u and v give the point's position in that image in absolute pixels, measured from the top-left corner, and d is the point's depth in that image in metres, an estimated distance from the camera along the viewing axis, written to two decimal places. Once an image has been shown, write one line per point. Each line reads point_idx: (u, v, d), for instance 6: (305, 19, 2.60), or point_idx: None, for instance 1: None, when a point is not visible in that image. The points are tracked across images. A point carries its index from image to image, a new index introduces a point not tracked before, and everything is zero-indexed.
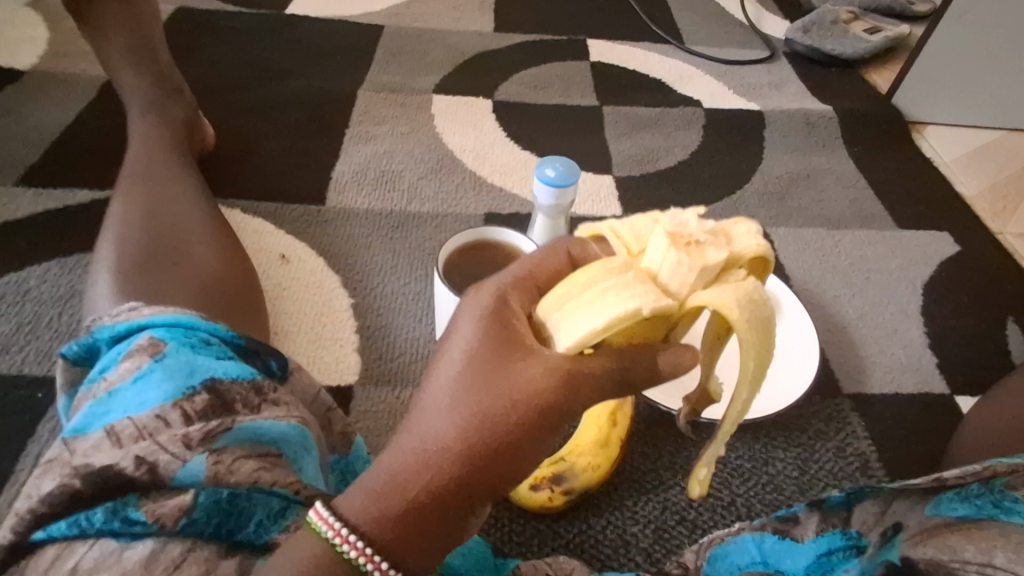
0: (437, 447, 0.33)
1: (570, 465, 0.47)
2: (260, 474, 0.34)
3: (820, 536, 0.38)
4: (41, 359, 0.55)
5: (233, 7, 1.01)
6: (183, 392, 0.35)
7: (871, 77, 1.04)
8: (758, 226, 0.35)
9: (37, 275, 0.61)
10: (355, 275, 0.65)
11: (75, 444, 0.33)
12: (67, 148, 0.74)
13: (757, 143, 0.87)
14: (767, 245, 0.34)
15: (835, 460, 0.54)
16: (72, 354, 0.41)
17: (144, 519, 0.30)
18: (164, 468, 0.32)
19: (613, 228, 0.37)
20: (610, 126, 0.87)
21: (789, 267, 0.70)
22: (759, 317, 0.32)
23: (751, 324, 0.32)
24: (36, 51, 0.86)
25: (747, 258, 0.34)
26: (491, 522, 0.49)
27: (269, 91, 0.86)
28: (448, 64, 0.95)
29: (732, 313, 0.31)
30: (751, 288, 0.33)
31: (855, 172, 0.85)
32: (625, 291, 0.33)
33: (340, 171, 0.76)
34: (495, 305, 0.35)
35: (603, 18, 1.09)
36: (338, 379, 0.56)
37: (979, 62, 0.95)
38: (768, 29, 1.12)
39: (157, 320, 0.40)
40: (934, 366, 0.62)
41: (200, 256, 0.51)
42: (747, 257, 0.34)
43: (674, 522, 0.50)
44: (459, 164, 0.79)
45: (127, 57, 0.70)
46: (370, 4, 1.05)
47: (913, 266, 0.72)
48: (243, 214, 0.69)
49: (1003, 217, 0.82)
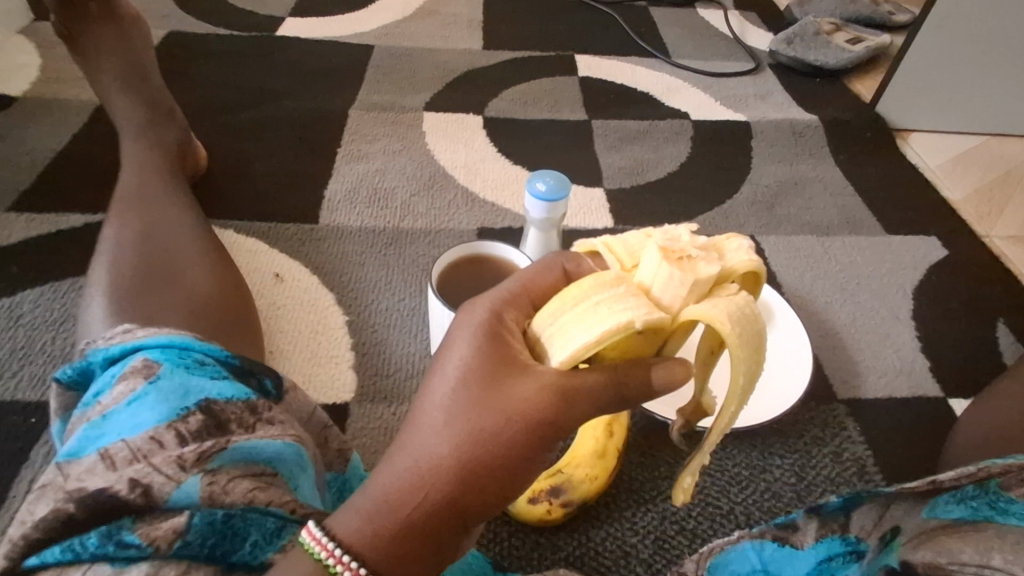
0: (433, 465, 0.33)
1: (567, 477, 0.47)
2: (254, 494, 0.34)
3: (820, 542, 0.38)
4: (35, 384, 0.54)
5: (224, 30, 1.02)
6: (177, 413, 0.35)
7: (854, 86, 1.05)
8: (750, 241, 0.35)
9: (31, 300, 0.61)
10: (349, 292, 0.65)
11: (69, 468, 0.33)
12: (60, 173, 0.74)
13: (745, 153, 0.89)
14: (758, 259, 0.35)
15: (831, 466, 0.54)
16: (66, 377, 0.41)
17: (138, 542, 0.30)
18: (159, 490, 0.32)
19: (607, 243, 0.38)
20: (600, 139, 0.88)
21: (780, 274, 0.71)
22: (750, 331, 0.32)
23: (743, 339, 0.32)
24: (28, 77, 0.87)
25: (739, 273, 0.35)
26: (490, 538, 0.48)
27: (261, 112, 0.87)
28: (438, 81, 0.96)
29: (724, 327, 0.32)
30: (743, 303, 0.33)
31: (843, 179, 0.86)
32: (618, 304, 0.33)
33: (332, 190, 0.76)
34: (490, 321, 0.35)
35: (590, 34, 1.11)
36: (334, 397, 0.56)
37: (960, 69, 0.97)
38: (752, 41, 1.14)
39: (151, 342, 0.40)
40: (927, 369, 0.63)
41: (193, 277, 0.51)
42: (740, 272, 0.34)
43: (674, 532, 0.50)
44: (451, 180, 0.80)
45: (117, 83, 0.71)
46: (360, 25, 1.07)
47: (902, 271, 0.73)
48: (236, 234, 0.69)
49: (989, 220, 0.83)
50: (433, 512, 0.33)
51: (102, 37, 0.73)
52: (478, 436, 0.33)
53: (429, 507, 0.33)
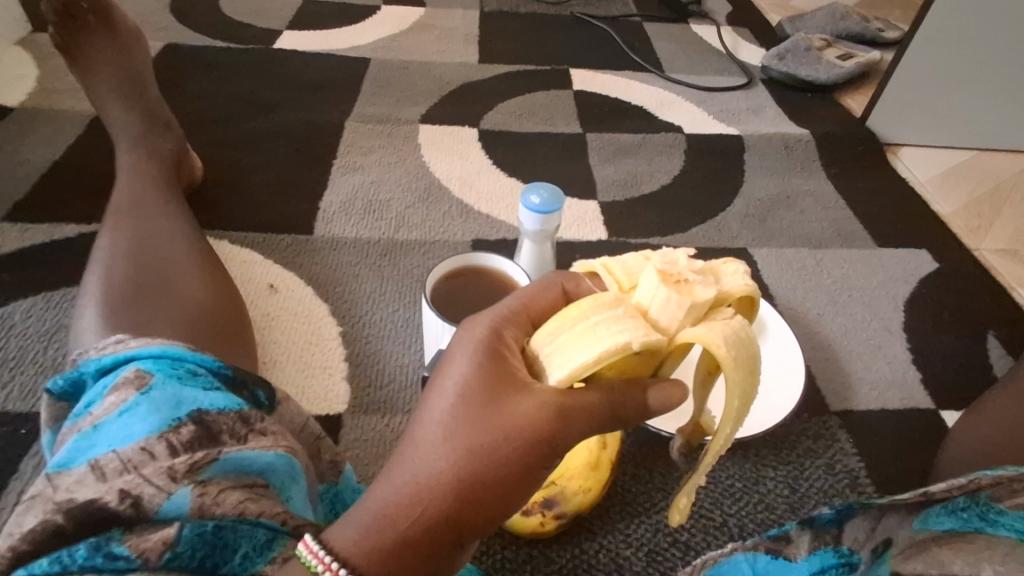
0: (431, 480, 0.33)
1: (561, 489, 0.46)
2: (246, 505, 0.34)
3: (813, 554, 0.38)
4: (25, 396, 0.54)
5: (222, 42, 1.03)
6: (169, 424, 0.35)
7: (845, 101, 1.07)
8: (745, 266, 0.35)
9: (23, 311, 0.60)
10: (344, 303, 0.65)
11: (59, 479, 0.33)
12: (55, 184, 0.74)
13: (738, 166, 0.89)
14: (754, 285, 0.35)
15: (824, 478, 0.54)
16: (57, 388, 0.40)
17: (127, 554, 0.30)
18: (149, 501, 0.32)
19: (605, 264, 0.38)
20: (594, 152, 0.89)
21: (772, 287, 0.72)
22: (744, 355, 0.33)
23: (739, 363, 0.32)
24: (24, 88, 0.87)
25: (735, 297, 0.35)
26: (483, 550, 0.48)
27: (257, 124, 0.87)
28: (434, 94, 0.97)
29: (720, 351, 0.32)
30: (738, 327, 0.33)
31: (834, 193, 0.86)
32: (616, 325, 0.33)
33: (328, 202, 0.77)
34: (489, 338, 0.35)
35: (585, 48, 1.12)
36: (327, 408, 0.56)
37: (949, 85, 0.98)
38: (745, 56, 1.16)
39: (144, 352, 0.39)
40: (918, 381, 0.63)
41: (187, 288, 0.51)
42: (736, 296, 0.35)
43: (667, 544, 0.50)
44: (446, 193, 0.80)
45: (115, 94, 0.72)
46: (357, 38, 1.08)
47: (894, 283, 0.74)
48: (231, 245, 0.69)
49: (979, 234, 0.84)
50: (430, 527, 0.33)
51: (101, 49, 0.73)
52: (477, 451, 0.33)
53: (426, 523, 0.33)
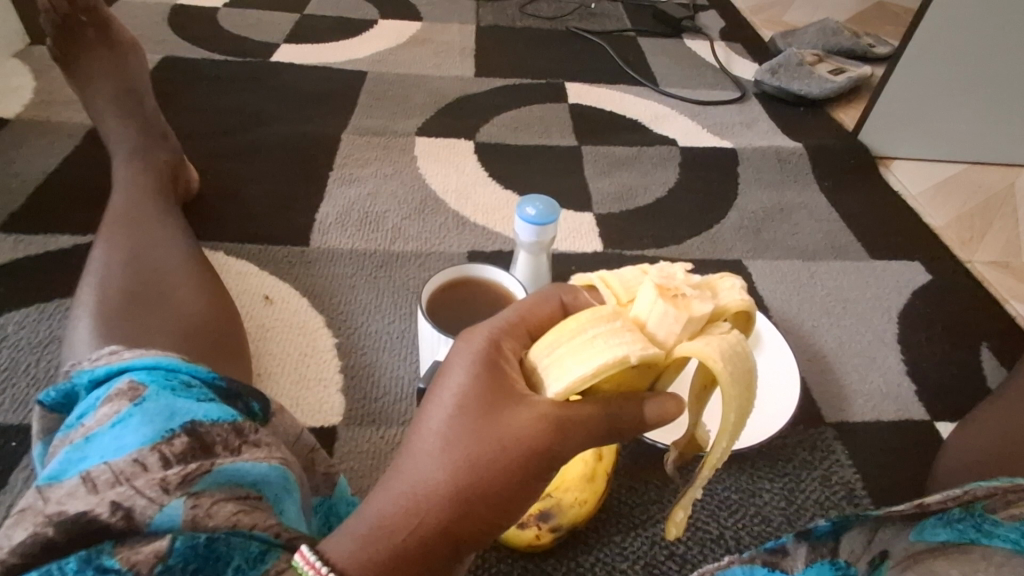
0: (427, 491, 0.33)
1: (557, 501, 0.46)
2: (239, 517, 0.33)
3: (809, 567, 0.36)
4: (17, 407, 0.54)
5: (220, 55, 1.03)
6: (162, 435, 0.34)
7: (837, 115, 1.08)
8: (742, 281, 0.36)
9: (16, 322, 0.60)
10: (339, 315, 0.65)
11: (50, 491, 0.33)
12: (50, 195, 0.74)
13: (732, 179, 0.90)
14: (751, 299, 0.35)
15: (820, 490, 0.54)
16: (49, 400, 0.40)
17: (117, 567, 0.29)
18: (140, 514, 0.31)
19: (603, 277, 0.38)
20: (589, 165, 0.89)
21: (767, 299, 0.72)
22: (741, 370, 0.33)
23: (735, 378, 0.32)
24: (21, 99, 0.88)
25: (732, 311, 0.35)
26: (478, 565, 0.48)
27: (255, 136, 0.87)
28: (430, 107, 0.98)
29: (716, 365, 0.32)
30: (734, 342, 0.33)
31: (827, 206, 0.87)
32: (614, 338, 0.33)
33: (324, 213, 0.77)
34: (487, 349, 0.35)
35: (580, 63, 1.14)
36: (322, 421, 0.56)
37: (940, 99, 0.99)
38: (738, 71, 1.18)
39: (137, 363, 0.39)
40: (913, 393, 0.63)
41: (183, 299, 0.51)
42: (732, 311, 0.35)
43: (663, 557, 0.49)
44: (442, 204, 0.80)
45: (112, 106, 0.72)
46: (354, 52, 1.09)
47: (888, 295, 0.74)
48: (226, 256, 0.69)
49: (971, 246, 0.85)
50: (426, 539, 0.33)
51: (99, 62, 0.74)
52: (474, 462, 0.33)
53: (423, 534, 0.33)
